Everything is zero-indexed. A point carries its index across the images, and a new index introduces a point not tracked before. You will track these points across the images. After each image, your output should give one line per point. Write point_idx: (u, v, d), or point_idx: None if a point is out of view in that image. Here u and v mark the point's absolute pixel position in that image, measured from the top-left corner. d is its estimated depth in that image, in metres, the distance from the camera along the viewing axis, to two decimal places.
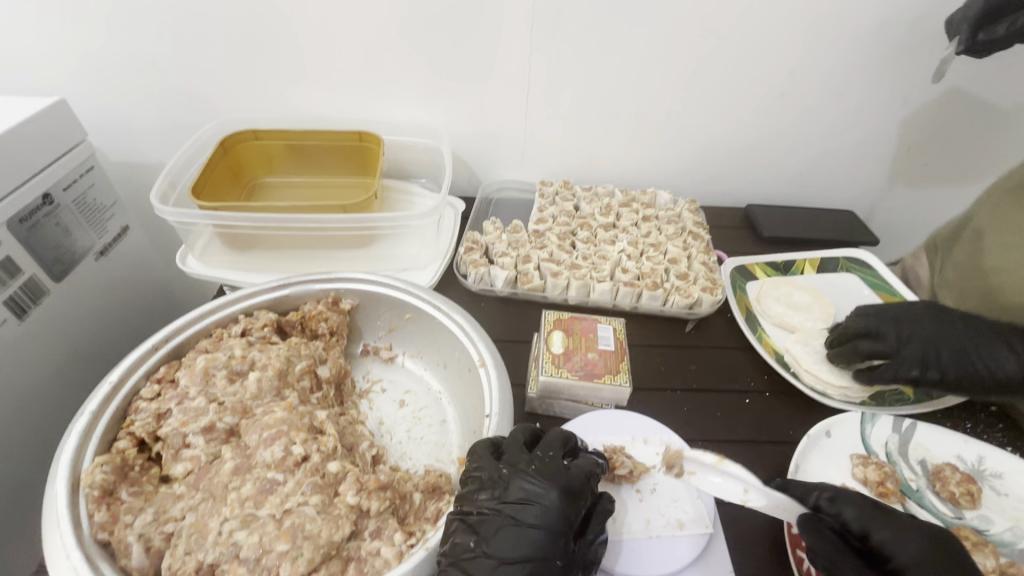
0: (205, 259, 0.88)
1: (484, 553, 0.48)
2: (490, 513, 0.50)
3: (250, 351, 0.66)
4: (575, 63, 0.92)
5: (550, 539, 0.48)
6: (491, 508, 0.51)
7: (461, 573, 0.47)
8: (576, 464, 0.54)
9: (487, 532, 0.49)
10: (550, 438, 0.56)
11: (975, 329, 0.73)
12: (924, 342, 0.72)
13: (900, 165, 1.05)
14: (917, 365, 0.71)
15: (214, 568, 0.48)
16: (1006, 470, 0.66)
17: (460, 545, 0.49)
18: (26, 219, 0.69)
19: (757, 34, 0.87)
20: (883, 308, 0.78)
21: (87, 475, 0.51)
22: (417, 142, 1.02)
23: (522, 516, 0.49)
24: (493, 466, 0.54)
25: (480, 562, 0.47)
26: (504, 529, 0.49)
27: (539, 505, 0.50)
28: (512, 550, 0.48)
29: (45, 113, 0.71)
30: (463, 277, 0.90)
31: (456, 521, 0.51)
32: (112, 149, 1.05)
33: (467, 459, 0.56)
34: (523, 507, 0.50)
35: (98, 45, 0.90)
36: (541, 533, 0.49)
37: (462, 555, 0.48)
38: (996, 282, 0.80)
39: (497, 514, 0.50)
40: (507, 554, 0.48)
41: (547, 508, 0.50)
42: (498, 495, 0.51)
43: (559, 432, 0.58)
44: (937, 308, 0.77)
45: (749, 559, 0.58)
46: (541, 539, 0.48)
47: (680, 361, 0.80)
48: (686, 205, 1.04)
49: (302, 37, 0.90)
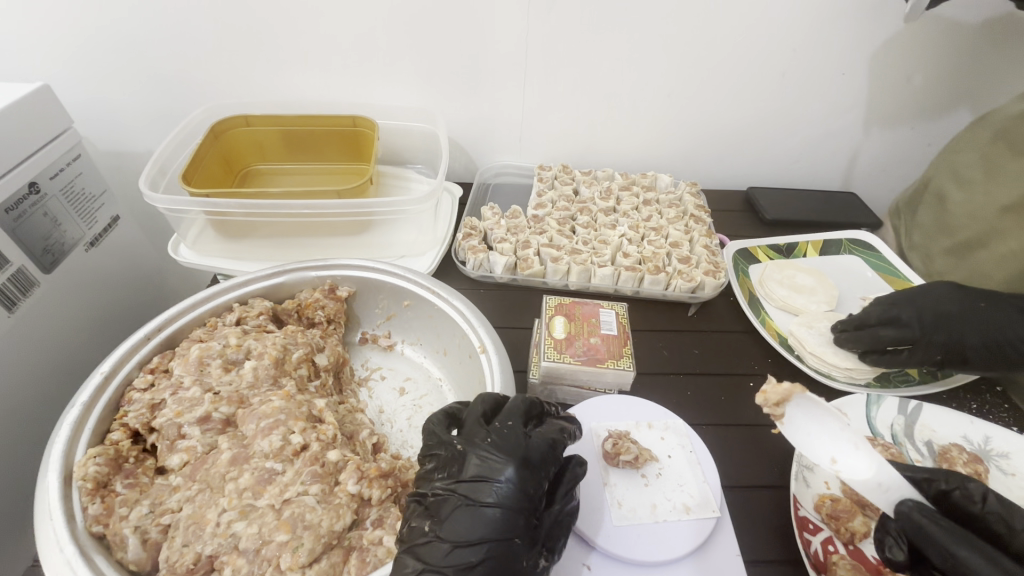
0: (199, 247, 0.86)
1: (438, 538, 0.46)
2: (445, 493, 0.48)
3: (245, 340, 0.65)
4: (573, 45, 0.90)
5: (507, 518, 0.46)
6: (446, 489, 0.48)
7: (416, 559, 0.46)
8: (538, 433, 0.52)
9: (442, 515, 0.47)
10: (510, 407, 0.54)
11: (1001, 312, 0.71)
12: (948, 326, 0.71)
13: (903, 146, 1.03)
14: (940, 350, 0.71)
15: (214, 560, 0.47)
16: (1013, 450, 0.65)
17: (418, 529, 0.47)
18: (12, 209, 0.67)
19: (759, 12, 0.85)
20: (906, 292, 0.77)
21: (80, 467, 0.50)
22: (412, 126, 1.00)
23: (477, 495, 0.47)
24: (450, 443, 0.52)
25: (434, 548, 0.46)
26: (459, 510, 0.47)
27: (493, 482, 0.47)
28: (466, 532, 0.45)
29: (29, 99, 0.69)
30: (461, 264, 0.89)
31: (413, 504, 0.50)
32: (101, 138, 1.03)
33: (427, 434, 0.55)
34: (477, 485, 0.47)
35: (79, 29, 0.86)
36: (497, 512, 0.46)
37: (417, 540, 0.47)
38: (960, 238, 0.85)
39: (452, 494, 0.48)
40: (461, 537, 0.45)
41: (501, 485, 0.47)
42: (454, 473, 0.50)
43: (526, 396, 0.56)
44: (962, 288, 0.75)
45: (756, 543, 0.57)
46: (498, 518, 0.46)
47: (683, 345, 0.80)
48: (687, 188, 1.03)
49: (291, 19, 0.87)
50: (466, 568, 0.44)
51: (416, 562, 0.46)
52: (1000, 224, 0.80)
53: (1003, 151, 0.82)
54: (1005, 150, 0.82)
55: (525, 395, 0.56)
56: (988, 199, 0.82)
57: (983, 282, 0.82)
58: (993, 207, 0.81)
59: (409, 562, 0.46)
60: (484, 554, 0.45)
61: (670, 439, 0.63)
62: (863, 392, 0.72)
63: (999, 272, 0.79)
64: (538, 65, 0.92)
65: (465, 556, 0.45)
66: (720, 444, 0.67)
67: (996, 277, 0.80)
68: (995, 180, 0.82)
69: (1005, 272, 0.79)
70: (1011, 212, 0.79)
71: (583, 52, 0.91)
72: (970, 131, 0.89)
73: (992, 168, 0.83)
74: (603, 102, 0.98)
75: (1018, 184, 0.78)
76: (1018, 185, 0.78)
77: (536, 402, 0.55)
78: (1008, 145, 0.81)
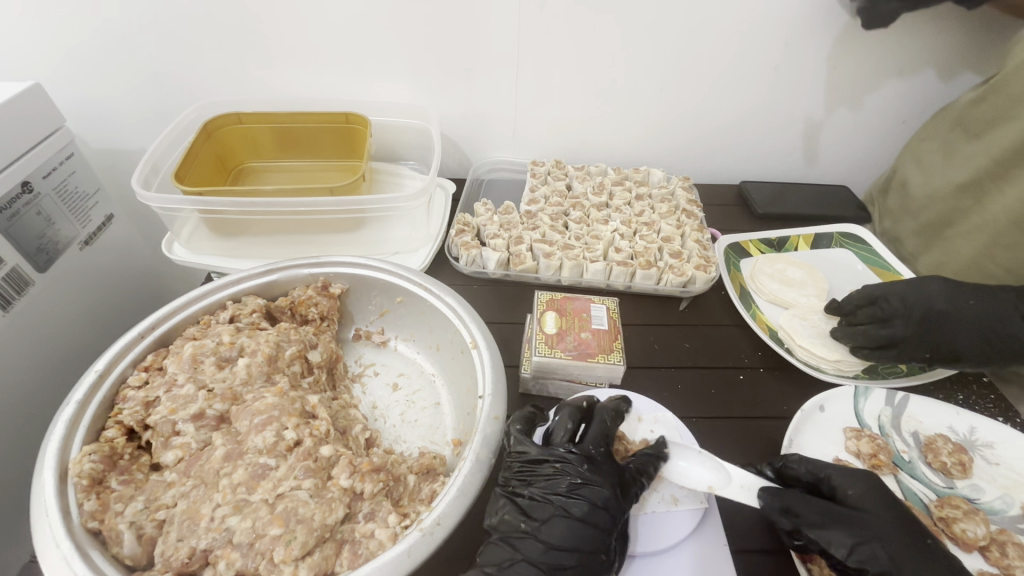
0: (192, 245, 0.86)
1: (534, 536, 0.51)
2: (542, 499, 0.53)
3: (238, 337, 0.65)
4: (564, 43, 0.90)
5: (597, 535, 0.51)
6: (543, 495, 0.53)
7: (511, 549, 0.51)
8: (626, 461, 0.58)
9: (539, 517, 0.52)
10: (599, 421, 0.59)
11: (983, 299, 0.73)
12: (938, 327, 0.72)
13: (893, 139, 1.04)
14: (929, 348, 0.72)
15: (208, 555, 0.48)
16: (997, 440, 0.67)
17: (511, 522, 0.53)
18: (5, 209, 0.67)
19: (745, 9, 0.85)
20: (908, 284, 0.77)
21: (75, 464, 0.51)
22: (404, 122, 1.00)
23: (572, 509, 0.52)
24: (544, 451, 0.56)
25: (529, 543, 0.51)
26: (555, 518, 0.52)
27: (589, 501, 0.52)
28: (562, 537, 0.51)
29: (20, 97, 0.69)
30: (454, 260, 0.89)
31: (504, 499, 0.55)
32: (93, 135, 1.03)
33: (514, 439, 0.59)
34: (574, 499, 0.52)
35: (69, 27, 0.86)
36: (589, 527, 0.51)
37: (512, 533, 0.52)
38: (926, 218, 0.89)
39: (549, 503, 0.53)
40: (558, 542, 0.50)
41: (598, 507, 0.52)
42: (551, 484, 0.54)
43: (613, 407, 0.61)
44: (952, 283, 0.75)
45: (743, 533, 0.58)
46: (590, 532, 0.51)
47: (674, 340, 0.80)
48: (679, 182, 1.03)
49: (280, 19, 0.87)
50: (559, 569, 0.49)
51: (511, 552, 0.51)
52: (960, 203, 0.84)
53: (959, 135, 0.85)
54: (961, 134, 0.85)
55: (611, 403, 0.62)
56: (944, 180, 0.86)
57: (952, 259, 0.85)
58: (948, 186, 0.85)
59: (501, 550, 0.51)
60: (575, 560, 0.50)
61: (660, 432, 0.65)
62: (851, 383, 0.73)
63: (966, 248, 0.83)
64: (531, 60, 0.92)
65: (558, 558, 0.50)
66: (708, 436, 0.68)
67: (963, 252, 0.84)
68: (951, 163, 0.86)
69: (971, 249, 0.82)
70: (966, 190, 0.83)
71: (573, 50, 0.91)
72: (933, 123, 0.91)
73: (947, 149, 0.87)
74: (595, 99, 0.98)
75: (970, 164, 0.82)
76: (973, 165, 0.82)
77: (623, 407, 0.62)
78: (963, 130, 0.84)
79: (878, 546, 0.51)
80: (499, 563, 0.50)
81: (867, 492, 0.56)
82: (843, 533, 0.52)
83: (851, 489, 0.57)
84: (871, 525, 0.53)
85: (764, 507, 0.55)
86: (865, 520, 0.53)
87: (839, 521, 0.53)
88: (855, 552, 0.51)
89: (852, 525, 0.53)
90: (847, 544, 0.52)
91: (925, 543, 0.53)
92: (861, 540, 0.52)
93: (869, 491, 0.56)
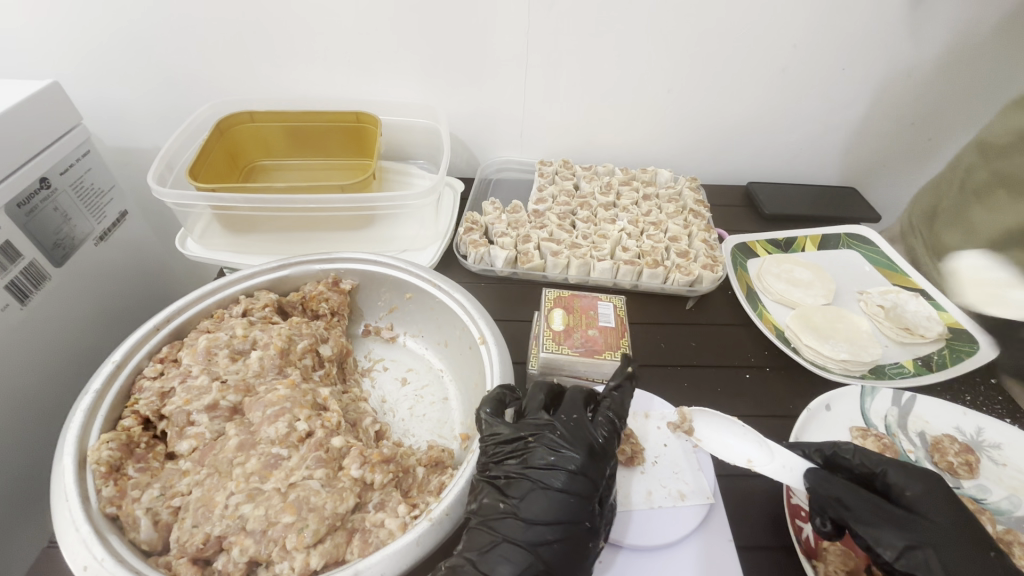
0: (205, 241, 0.88)
1: (513, 515, 0.50)
2: (517, 476, 0.51)
3: (251, 331, 0.67)
4: (572, 45, 0.91)
5: (579, 503, 0.50)
6: (517, 472, 0.52)
7: (490, 531, 0.49)
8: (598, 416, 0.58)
9: (516, 495, 0.50)
10: (571, 396, 0.59)
11: None
12: None
13: (903, 139, 1.03)
14: None
15: (222, 541, 0.49)
16: (1005, 441, 0.67)
17: (491, 504, 0.51)
18: (24, 204, 0.68)
19: (752, 13, 0.86)
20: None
21: (93, 451, 0.52)
22: (415, 122, 1.02)
23: (549, 481, 0.51)
24: (514, 427, 0.55)
25: (510, 523, 0.49)
26: (534, 492, 0.50)
27: (565, 470, 0.51)
28: (541, 513, 0.49)
29: (40, 94, 0.70)
30: (463, 258, 0.91)
31: (483, 482, 0.53)
32: (110, 134, 1.05)
33: (487, 423, 0.56)
34: (551, 472, 0.51)
35: (88, 29, 0.88)
36: (570, 498, 0.50)
37: (490, 515, 0.50)
38: None
39: (524, 478, 0.51)
40: (539, 516, 0.49)
41: (575, 475, 0.51)
42: (522, 459, 0.53)
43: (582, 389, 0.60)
44: None
45: (744, 528, 0.59)
46: (570, 503, 0.50)
47: (681, 338, 0.81)
48: (686, 182, 1.04)
49: (292, 21, 0.88)
50: (543, 544, 0.48)
51: (492, 534, 0.49)
52: None
53: None
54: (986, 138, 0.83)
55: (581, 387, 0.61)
56: None
57: None
58: None
59: (483, 534, 0.50)
60: (559, 534, 0.49)
61: (667, 430, 0.65)
62: (858, 383, 0.73)
63: None
64: (539, 61, 0.93)
65: (541, 533, 0.49)
66: None
67: None
68: None
69: None
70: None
71: (579, 49, 0.92)
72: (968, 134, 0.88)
73: None
74: (603, 99, 0.99)
75: None
76: None
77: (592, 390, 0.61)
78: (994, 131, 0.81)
79: (930, 554, 0.48)
80: (482, 547, 0.49)
81: (927, 495, 0.52)
82: (893, 536, 0.49)
83: (907, 489, 0.53)
84: (926, 529, 0.49)
85: (813, 489, 0.54)
86: (918, 524, 0.50)
87: (891, 521, 0.50)
88: (903, 556, 0.48)
89: (904, 528, 0.50)
90: (897, 547, 0.49)
91: (988, 556, 0.48)
92: (913, 544, 0.49)
93: (927, 491, 0.52)
